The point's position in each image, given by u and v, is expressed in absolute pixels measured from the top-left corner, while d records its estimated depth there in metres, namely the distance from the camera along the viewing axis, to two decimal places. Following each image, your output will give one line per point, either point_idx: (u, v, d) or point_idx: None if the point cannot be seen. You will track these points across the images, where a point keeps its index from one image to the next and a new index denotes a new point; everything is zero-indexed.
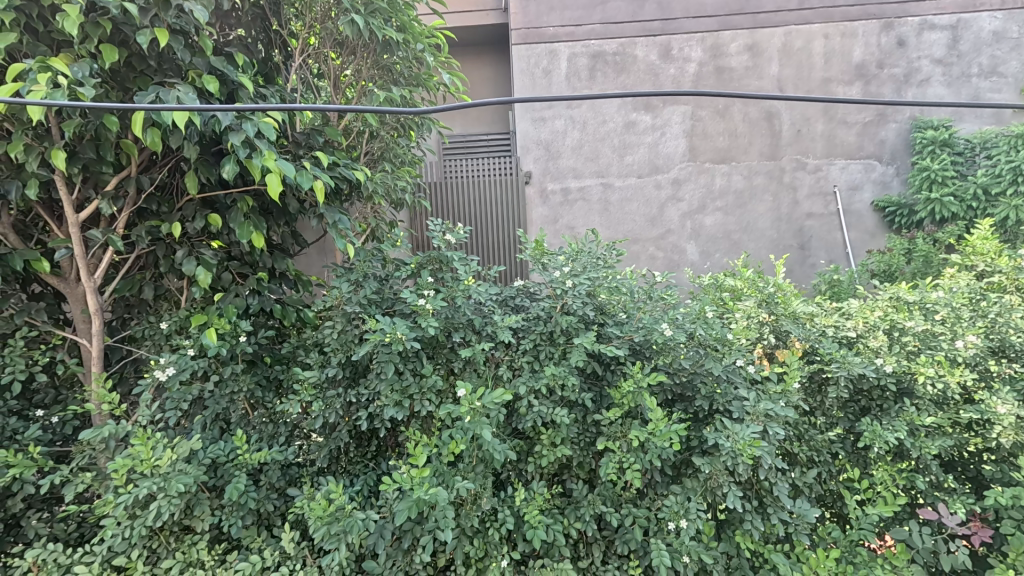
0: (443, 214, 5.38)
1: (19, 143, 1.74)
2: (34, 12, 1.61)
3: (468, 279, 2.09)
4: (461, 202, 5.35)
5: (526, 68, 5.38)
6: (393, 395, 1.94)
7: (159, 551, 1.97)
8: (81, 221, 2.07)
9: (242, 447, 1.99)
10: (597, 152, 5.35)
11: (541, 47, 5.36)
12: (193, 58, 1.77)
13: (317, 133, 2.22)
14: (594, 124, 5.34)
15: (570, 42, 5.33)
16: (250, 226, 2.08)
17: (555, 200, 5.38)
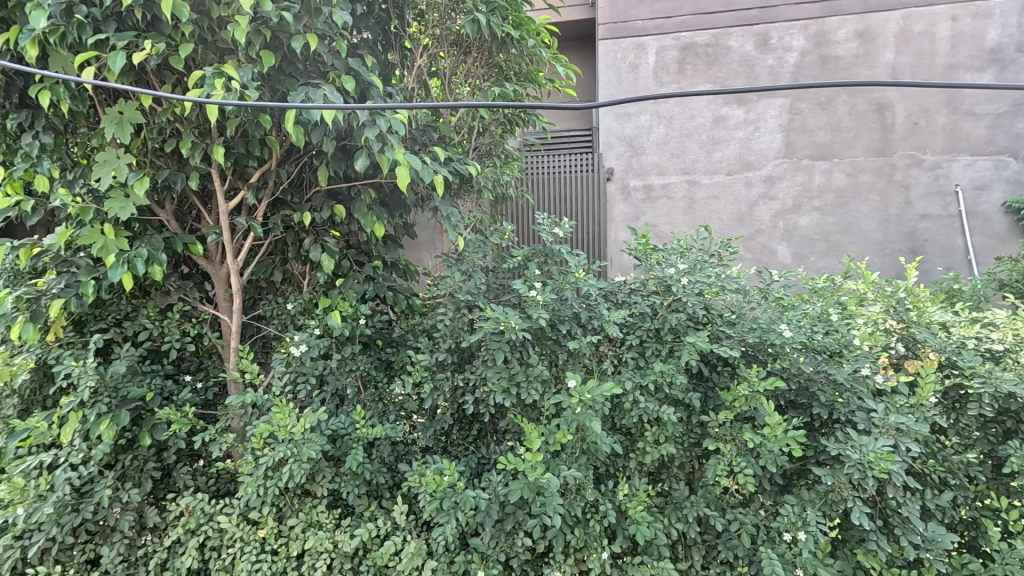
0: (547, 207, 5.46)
1: (189, 139, 2.00)
2: (206, 24, 1.84)
3: (578, 272, 2.12)
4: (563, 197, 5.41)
5: (612, 62, 5.29)
6: (501, 381, 2.00)
7: (285, 510, 2.19)
8: (229, 210, 2.32)
9: (361, 420, 2.18)
10: (683, 148, 5.17)
11: (628, 41, 5.26)
12: (334, 61, 1.94)
13: (432, 129, 2.32)
14: (680, 119, 5.17)
15: (659, 35, 5.18)
16: (373, 217, 2.24)
17: (637, 197, 5.25)
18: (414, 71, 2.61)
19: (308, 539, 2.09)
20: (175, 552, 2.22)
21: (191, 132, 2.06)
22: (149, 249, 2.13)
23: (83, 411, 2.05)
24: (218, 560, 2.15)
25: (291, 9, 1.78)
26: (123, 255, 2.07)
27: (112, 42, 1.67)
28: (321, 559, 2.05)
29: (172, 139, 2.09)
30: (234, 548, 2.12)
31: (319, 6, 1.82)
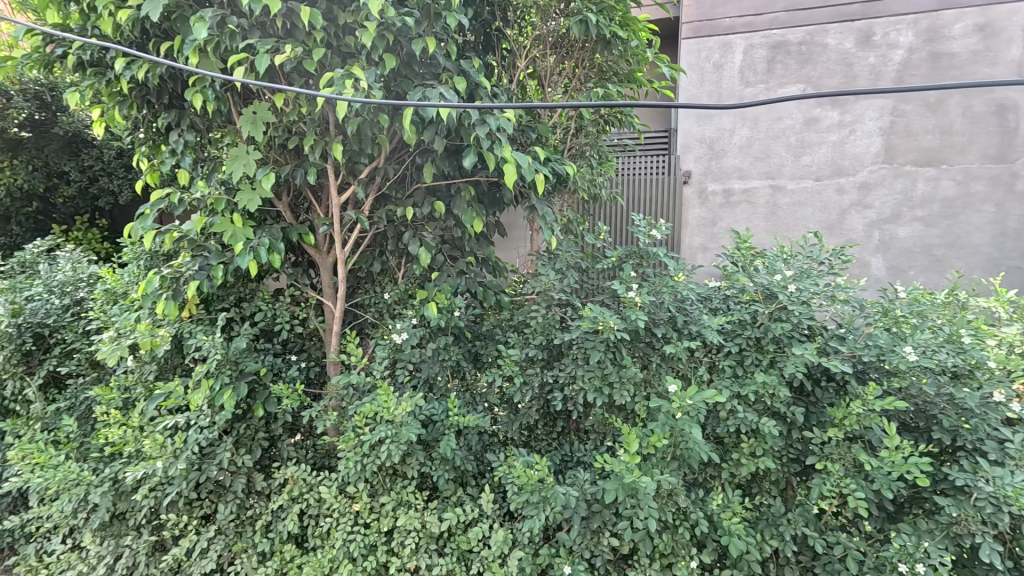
0: (636, 207, 5.31)
1: (312, 136, 2.17)
2: (334, 30, 1.99)
3: (678, 276, 2.14)
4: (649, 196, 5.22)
5: (696, 61, 5.12)
6: (593, 380, 2.03)
7: (377, 487, 2.31)
8: (340, 203, 2.49)
9: (453, 408, 2.27)
10: (769, 151, 4.85)
11: (713, 40, 5.07)
12: (447, 63, 2.05)
13: (531, 129, 2.35)
14: (767, 120, 4.85)
15: (749, 33, 4.93)
16: (473, 213, 2.34)
17: (716, 201, 5.03)
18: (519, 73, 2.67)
19: (398, 517, 2.19)
20: (278, 517, 2.41)
21: (314, 130, 2.23)
22: (271, 237, 2.33)
23: (210, 379, 2.27)
24: (316, 528, 2.32)
25: (415, 15, 1.92)
26: (249, 241, 2.27)
27: (258, 47, 1.85)
28: (410, 537, 2.15)
29: (296, 137, 2.28)
30: (332, 518, 2.27)
31: (439, 12, 1.96)
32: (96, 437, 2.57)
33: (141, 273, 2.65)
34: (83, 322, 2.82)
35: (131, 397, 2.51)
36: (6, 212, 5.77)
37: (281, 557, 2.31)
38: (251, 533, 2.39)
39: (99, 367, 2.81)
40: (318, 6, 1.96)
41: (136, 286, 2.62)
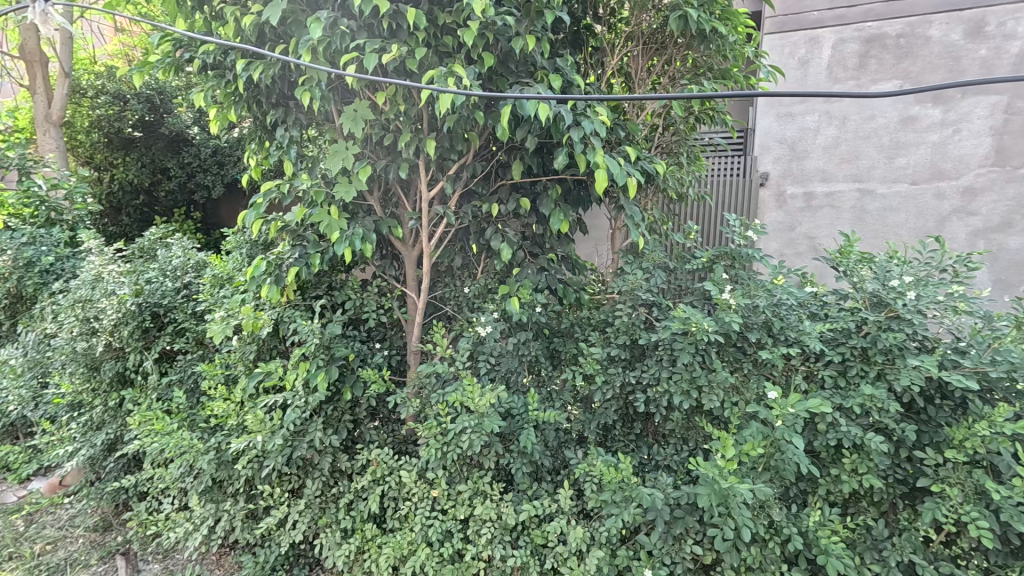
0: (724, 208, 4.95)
1: (409, 133, 2.27)
2: (435, 31, 2.08)
3: (779, 280, 2.09)
4: (737, 194, 4.89)
5: (777, 59, 4.79)
6: (681, 383, 1.99)
7: (455, 475, 2.36)
8: (429, 199, 2.58)
9: (533, 404, 2.29)
10: (857, 152, 4.46)
11: (798, 35, 4.70)
12: (543, 61, 2.08)
13: (619, 127, 2.27)
14: (856, 119, 4.45)
15: (838, 26, 4.56)
16: (559, 211, 2.35)
17: (795, 205, 4.69)
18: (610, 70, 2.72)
19: (475, 506, 2.23)
20: (359, 497, 2.51)
21: (410, 128, 2.33)
22: (364, 228, 2.44)
23: (307, 361, 2.41)
24: (396, 511, 2.41)
25: (515, 14, 1.97)
26: (345, 232, 2.39)
27: (367, 46, 1.95)
28: (486, 527, 2.18)
29: (392, 134, 2.38)
30: (411, 501, 2.34)
31: (539, 11, 1.99)
32: (202, 409, 2.81)
33: (245, 261, 2.86)
34: (192, 304, 3.10)
35: (232, 374, 2.71)
36: (116, 204, 6.52)
37: (362, 535, 2.41)
38: (334, 510, 2.51)
39: (205, 345, 3.07)
40: (421, 7, 2.04)
41: (241, 272, 2.84)
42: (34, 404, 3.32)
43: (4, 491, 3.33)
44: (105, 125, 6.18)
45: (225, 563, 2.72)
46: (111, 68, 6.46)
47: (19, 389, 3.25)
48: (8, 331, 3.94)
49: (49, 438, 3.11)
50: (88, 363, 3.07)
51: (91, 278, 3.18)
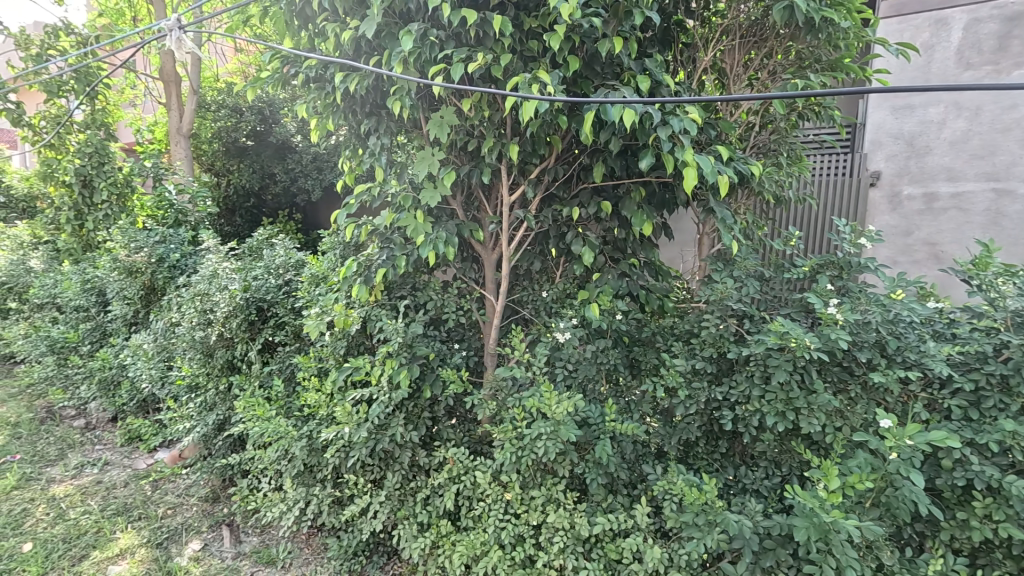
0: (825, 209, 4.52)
1: (492, 139, 2.30)
2: (520, 36, 2.09)
3: (896, 294, 1.89)
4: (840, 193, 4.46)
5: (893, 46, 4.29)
6: (775, 404, 1.84)
7: (529, 480, 2.34)
8: (510, 203, 2.60)
9: (611, 414, 2.22)
10: (992, 146, 3.86)
11: (921, 17, 4.18)
12: (631, 61, 2.03)
13: (711, 126, 2.14)
14: (993, 108, 3.85)
15: (973, 5, 3.99)
16: (642, 215, 2.28)
17: (911, 207, 4.19)
18: (704, 69, 2.68)
19: (549, 514, 2.20)
20: (436, 493, 2.58)
21: (493, 133, 2.37)
22: (447, 232, 2.50)
23: (391, 359, 2.52)
24: (470, 510, 2.43)
25: (602, 15, 1.92)
26: (428, 235, 2.46)
27: (455, 55, 2.00)
28: (559, 535, 2.14)
29: (476, 139, 2.43)
30: (485, 502, 2.36)
31: (627, 10, 1.94)
32: (297, 398, 3.02)
33: (337, 261, 3.05)
34: (292, 300, 3.35)
35: (324, 366, 2.90)
36: (230, 206, 7.22)
37: (437, 530, 2.46)
38: (412, 503, 2.59)
39: (301, 338, 3.31)
40: (508, 14, 2.06)
41: (335, 272, 3.03)
42: (161, 383, 3.77)
43: (136, 458, 3.80)
44: (223, 136, 6.93)
45: (313, 543, 2.90)
46: (230, 85, 7.19)
47: (150, 370, 3.70)
48: (143, 318, 4.49)
49: (172, 415, 3.51)
50: (203, 350, 3.42)
51: (209, 273, 3.55)
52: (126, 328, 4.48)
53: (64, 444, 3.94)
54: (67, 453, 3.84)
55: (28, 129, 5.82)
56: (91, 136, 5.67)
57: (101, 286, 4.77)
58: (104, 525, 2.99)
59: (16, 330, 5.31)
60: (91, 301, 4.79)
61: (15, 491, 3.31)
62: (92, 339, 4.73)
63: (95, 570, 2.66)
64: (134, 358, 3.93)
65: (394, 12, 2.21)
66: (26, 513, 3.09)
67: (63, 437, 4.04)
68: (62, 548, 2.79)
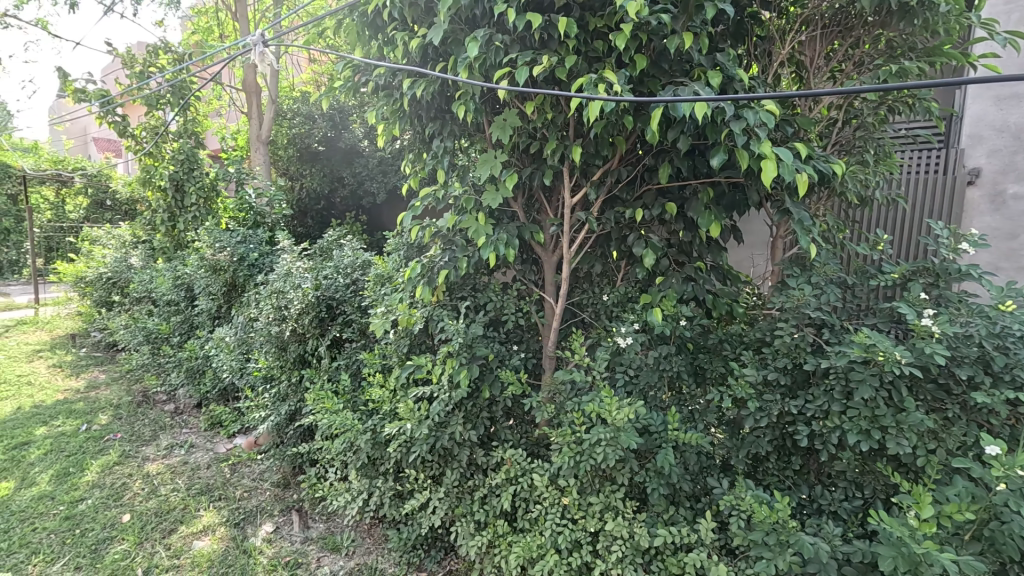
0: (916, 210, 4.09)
1: (554, 142, 2.30)
2: (585, 37, 2.07)
3: (1004, 305, 1.71)
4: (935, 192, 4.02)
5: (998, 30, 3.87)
6: (859, 421, 1.71)
7: (587, 486, 2.30)
8: (571, 205, 2.57)
9: (674, 423, 2.14)
10: None
11: None
12: (701, 57, 1.95)
13: (789, 123, 2.03)
14: None
15: None
16: (711, 216, 2.19)
17: (1019, 207, 3.76)
18: (780, 63, 2.52)
19: (607, 521, 2.15)
20: (493, 493, 2.59)
21: (556, 135, 2.36)
22: (508, 234, 2.51)
23: (452, 358, 2.56)
24: (527, 512, 2.43)
25: (672, 11, 1.87)
26: (490, 237, 2.48)
27: (520, 59, 2.01)
28: (617, 544, 2.09)
29: (538, 142, 2.43)
30: (541, 505, 2.35)
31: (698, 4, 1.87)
32: (363, 393, 3.14)
33: (402, 262, 3.15)
34: (358, 298, 3.50)
35: (388, 363, 3.01)
36: (303, 208, 7.62)
37: (493, 530, 2.48)
38: (469, 501, 2.62)
39: (366, 335, 3.45)
40: (573, 15, 2.05)
41: (399, 272, 3.12)
42: (240, 374, 4.04)
43: (217, 443, 4.10)
44: (297, 142, 7.42)
45: (375, 533, 3.01)
46: (304, 94, 7.61)
47: (230, 361, 3.98)
48: (225, 313, 4.85)
49: (249, 404, 3.75)
50: (278, 344, 3.64)
51: (284, 272, 3.77)
52: (210, 321, 4.84)
53: (156, 426, 4.31)
54: (159, 435, 4.20)
55: (131, 139, 6.43)
56: (183, 145, 6.19)
57: (190, 282, 5.18)
58: (189, 503, 3.25)
59: (118, 321, 5.88)
60: (181, 296, 5.22)
61: (116, 467, 3.66)
62: (181, 331, 5.16)
63: (182, 543, 2.89)
64: (217, 349, 4.24)
65: (460, 18, 2.25)
66: (125, 486, 3.42)
67: (156, 420, 4.43)
68: (154, 521, 3.06)
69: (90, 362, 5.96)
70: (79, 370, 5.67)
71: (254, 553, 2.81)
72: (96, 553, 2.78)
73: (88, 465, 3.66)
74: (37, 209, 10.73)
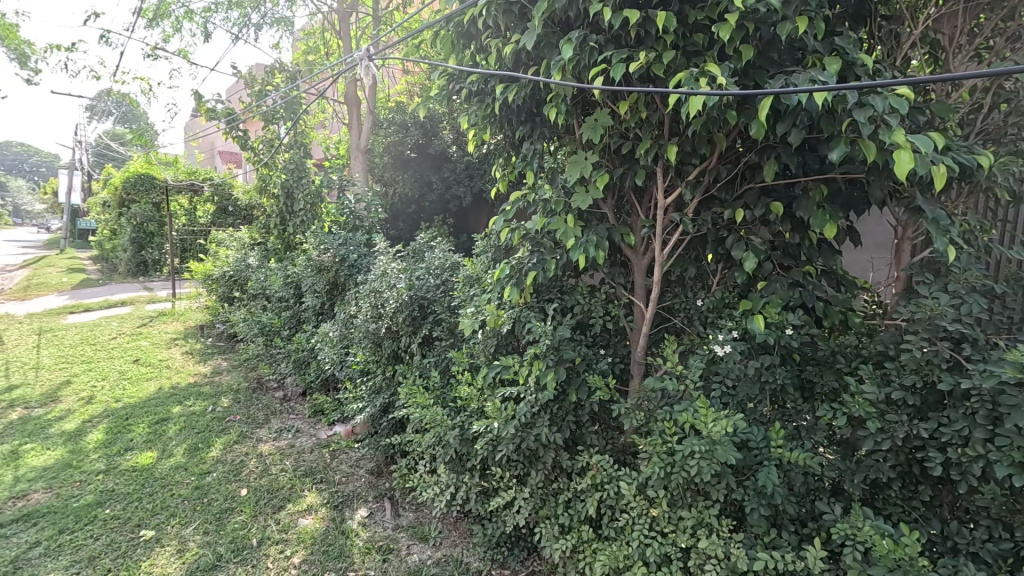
0: None
1: (649, 141, 2.23)
2: (684, 30, 1.99)
3: None
4: None
5: None
6: (1011, 452, 1.50)
7: (678, 500, 2.20)
8: (664, 206, 2.48)
9: (778, 440, 1.99)
10: None
11: None
12: (817, 44, 1.81)
13: (924, 109, 1.82)
14: None
15: None
16: (824, 216, 2.02)
17: None
18: (911, 45, 2.29)
19: (699, 538, 2.05)
20: (577, 497, 2.56)
21: (650, 134, 2.29)
22: (598, 235, 2.47)
23: (540, 360, 2.56)
24: (613, 520, 2.37)
25: None
26: (579, 239, 2.45)
27: (615, 57, 1.98)
28: (711, 564, 1.97)
29: (631, 142, 2.37)
30: (628, 515, 2.28)
31: None
32: (451, 390, 3.26)
33: (490, 263, 3.22)
34: (449, 298, 3.64)
35: (475, 362, 3.09)
36: (395, 212, 7.82)
37: (578, 534, 2.44)
38: (554, 504, 2.61)
39: (454, 335, 3.55)
40: (672, 8, 1.98)
41: (487, 274, 3.20)
42: (340, 366, 4.35)
43: (319, 429, 4.44)
44: (391, 149, 7.81)
45: (460, 527, 3.11)
46: (399, 104, 8.08)
47: (332, 354, 4.29)
48: (327, 309, 5.26)
49: (348, 394, 4.03)
50: (374, 339, 3.89)
51: (381, 272, 4.01)
52: (315, 317, 5.27)
53: (268, 411, 4.77)
54: (270, 419, 4.64)
55: (251, 152, 7.16)
56: (294, 155, 6.79)
57: (297, 280, 5.68)
58: (296, 483, 3.55)
59: (238, 314, 6.57)
60: (290, 293, 5.73)
61: (236, 445, 4.10)
62: (290, 325, 5.67)
63: (290, 520, 3.17)
64: (320, 342, 4.60)
65: (553, 21, 2.26)
66: (243, 464, 3.81)
67: (268, 405, 4.90)
68: (266, 497, 3.38)
69: (215, 351, 6.72)
70: (206, 357, 6.41)
71: (351, 535, 3.00)
72: (220, 521, 3.13)
73: (214, 442, 4.12)
74: (176, 215, 12.34)
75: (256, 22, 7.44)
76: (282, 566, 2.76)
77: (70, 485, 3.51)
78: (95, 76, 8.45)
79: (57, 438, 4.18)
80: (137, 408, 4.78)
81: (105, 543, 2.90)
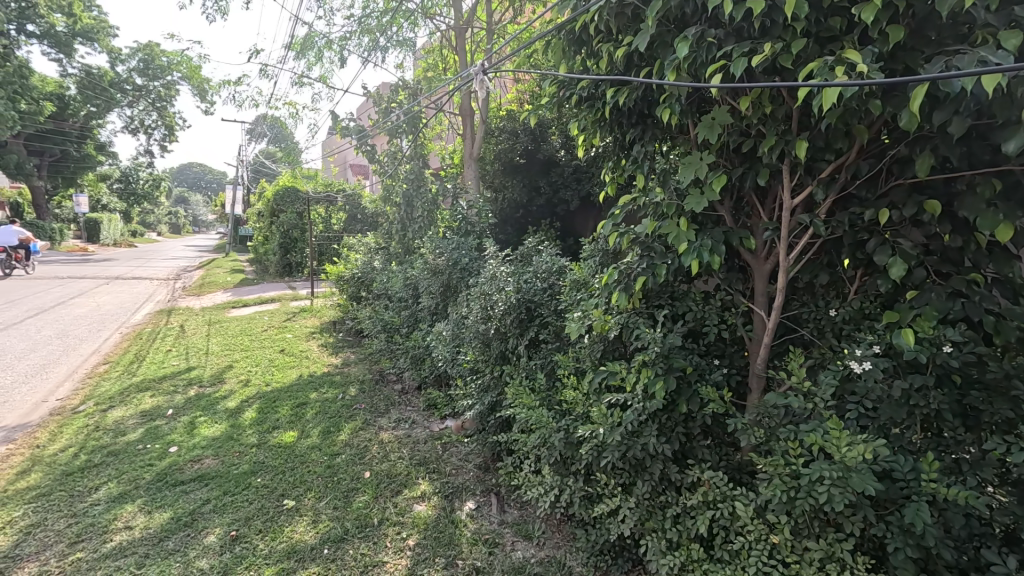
0: None
1: (775, 137, 2.08)
2: (817, 15, 1.82)
3: None
4: None
5: None
6: None
7: (803, 529, 2.00)
8: (791, 206, 2.29)
9: (931, 473, 1.74)
10: None
11: None
12: (988, 16, 1.56)
13: None
14: None
15: None
16: (996, 215, 1.73)
17: None
18: None
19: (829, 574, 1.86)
20: (687, 513, 2.45)
21: (776, 130, 2.13)
22: (713, 239, 2.35)
23: (648, 367, 2.49)
24: (727, 541, 2.24)
25: None
26: (693, 243, 2.35)
27: (737, 52, 1.88)
28: None
29: (753, 139, 2.23)
30: (744, 538, 2.13)
31: None
32: (556, 393, 3.28)
33: (597, 268, 3.20)
34: (555, 301, 3.68)
35: (581, 366, 3.11)
36: (504, 218, 8.17)
37: (688, 552, 2.34)
38: (661, 517, 2.52)
39: (561, 338, 3.59)
40: None
41: (594, 278, 3.18)
42: (452, 363, 4.59)
43: (432, 422, 4.73)
44: (502, 156, 8.08)
45: (563, 529, 3.12)
46: (510, 112, 8.32)
47: (445, 352, 4.56)
48: (441, 309, 5.59)
49: (459, 391, 4.25)
50: (484, 340, 4.06)
51: (490, 275, 4.18)
52: (430, 317, 5.63)
53: (388, 402, 5.18)
54: (390, 409, 5.04)
55: (377, 164, 7.86)
56: (414, 166, 7.32)
57: (415, 282, 6.12)
58: (411, 471, 3.82)
59: (364, 312, 7.24)
60: (409, 294, 6.19)
61: (361, 431, 4.52)
62: (408, 323, 6.11)
63: (406, 504, 3.42)
64: (434, 341, 4.90)
65: (668, 19, 2.21)
66: (367, 448, 4.20)
67: (388, 397, 5.33)
68: (386, 481, 3.69)
69: (344, 344, 7.47)
70: (337, 350, 7.15)
71: (460, 525, 3.17)
72: (347, 499, 3.47)
73: (343, 427, 4.59)
74: (315, 223, 13.90)
75: (383, 45, 8.12)
76: (398, 546, 2.99)
77: (232, 454, 4.13)
78: (255, 103, 9.84)
79: (222, 414, 4.94)
80: (283, 391, 5.48)
81: (257, 507, 3.37)
